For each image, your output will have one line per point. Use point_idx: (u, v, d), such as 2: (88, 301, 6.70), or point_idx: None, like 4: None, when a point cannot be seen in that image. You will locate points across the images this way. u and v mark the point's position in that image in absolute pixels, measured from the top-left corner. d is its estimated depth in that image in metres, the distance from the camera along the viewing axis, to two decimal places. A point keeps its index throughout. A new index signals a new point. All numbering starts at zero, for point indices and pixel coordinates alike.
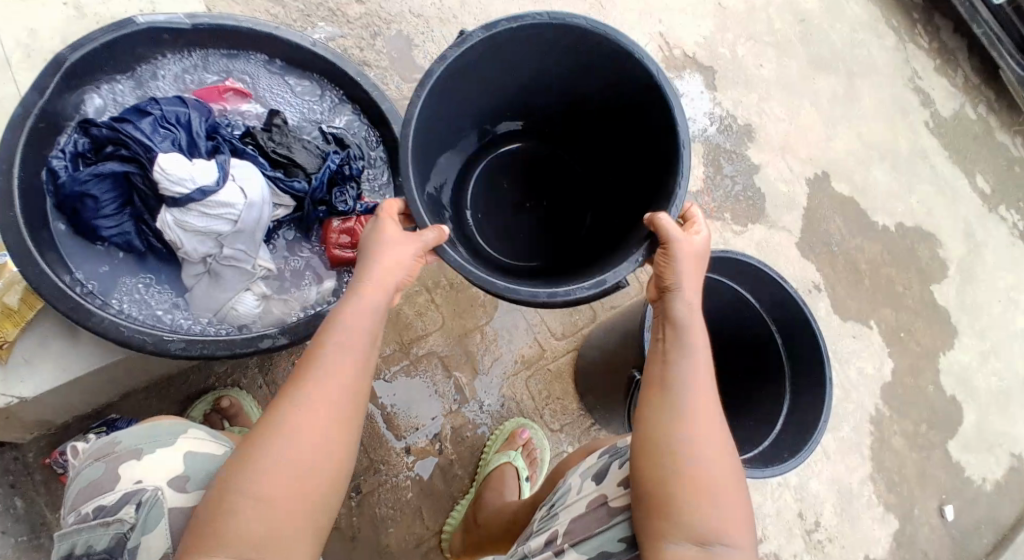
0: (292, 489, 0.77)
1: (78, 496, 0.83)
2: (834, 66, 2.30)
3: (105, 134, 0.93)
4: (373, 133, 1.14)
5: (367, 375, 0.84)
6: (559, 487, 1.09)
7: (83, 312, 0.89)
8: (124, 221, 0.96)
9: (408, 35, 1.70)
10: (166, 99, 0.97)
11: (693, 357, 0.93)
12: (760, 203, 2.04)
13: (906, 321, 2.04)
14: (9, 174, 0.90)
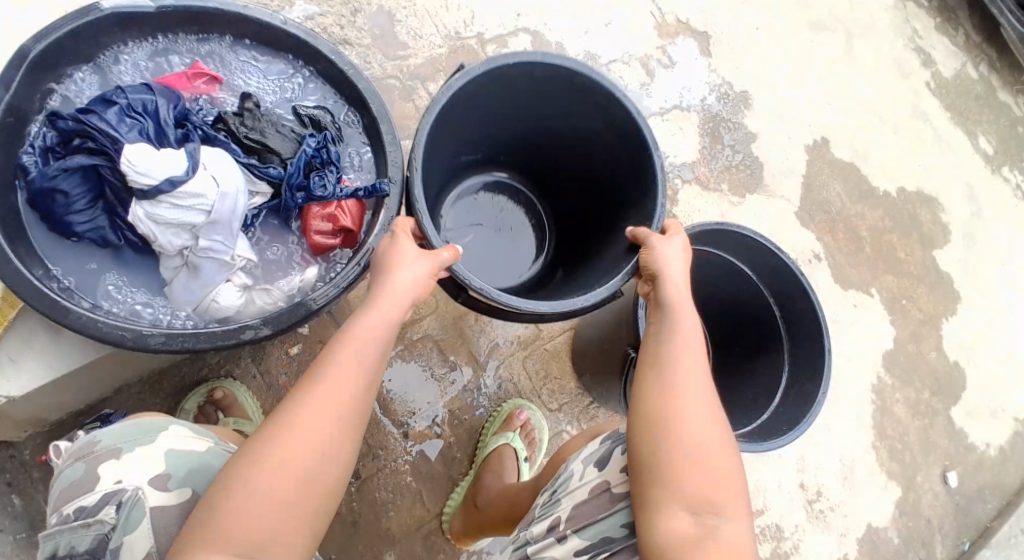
0: (281, 478, 0.77)
1: (60, 498, 0.81)
2: (832, 28, 2.25)
3: (71, 126, 0.90)
4: (350, 112, 1.10)
5: (358, 367, 0.85)
6: (561, 473, 1.07)
7: (60, 309, 0.86)
8: (97, 216, 0.93)
9: (389, 13, 1.81)
10: (132, 87, 0.94)
11: (682, 337, 0.94)
12: (758, 171, 2.00)
13: (908, 287, 2.01)
14: None
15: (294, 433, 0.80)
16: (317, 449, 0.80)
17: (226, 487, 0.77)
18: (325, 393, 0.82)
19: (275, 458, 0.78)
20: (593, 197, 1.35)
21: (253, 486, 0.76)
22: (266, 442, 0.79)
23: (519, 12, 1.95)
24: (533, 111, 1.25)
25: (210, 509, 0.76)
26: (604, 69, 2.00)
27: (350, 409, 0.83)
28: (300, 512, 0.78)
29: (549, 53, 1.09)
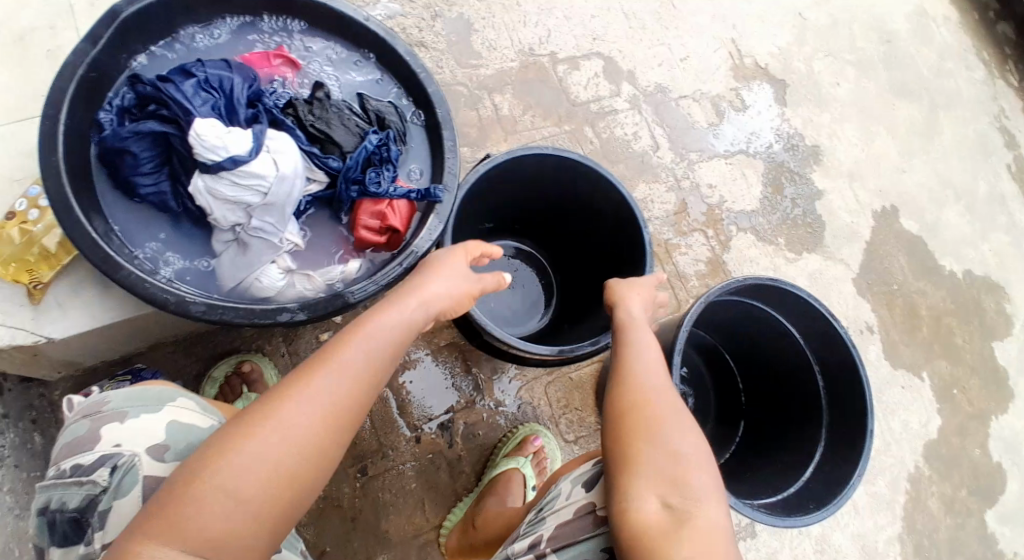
0: (270, 450, 0.73)
1: (61, 451, 0.84)
2: (916, 94, 2.21)
3: (150, 93, 0.92)
4: (418, 116, 1.11)
5: (356, 337, 0.83)
6: (550, 492, 1.09)
7: (111, 265, 0.85)
8: (161, 181, 0.93)
9: (468, 21, 1.84)
10: (212, 62, 0.96)
11: (654, 364, 0.99)
12: (819, 229, 1.94)
13: (960, 376, 1.92)
14: (55, 120, 0.87)
15: (286, 405, 0.76)
16: (312, 422, 0.76)
17: (203, 460, 0.71)
18: (319, 366, 0.80)
19: (265, 428, 0.74)
20: (588, 268, 1.45)
21: (239, 458, 0.71)
22: (254, 415, 0.75)
23: (598, 37, 1.96)
24: (543, 193, 1.37)
25: (185, 486, 0.70)
26: (675, 102, 1.97)
27: (352, 384, 0.80)
28: (287, 486, 0.73)
29: (559, 147, 1.23)
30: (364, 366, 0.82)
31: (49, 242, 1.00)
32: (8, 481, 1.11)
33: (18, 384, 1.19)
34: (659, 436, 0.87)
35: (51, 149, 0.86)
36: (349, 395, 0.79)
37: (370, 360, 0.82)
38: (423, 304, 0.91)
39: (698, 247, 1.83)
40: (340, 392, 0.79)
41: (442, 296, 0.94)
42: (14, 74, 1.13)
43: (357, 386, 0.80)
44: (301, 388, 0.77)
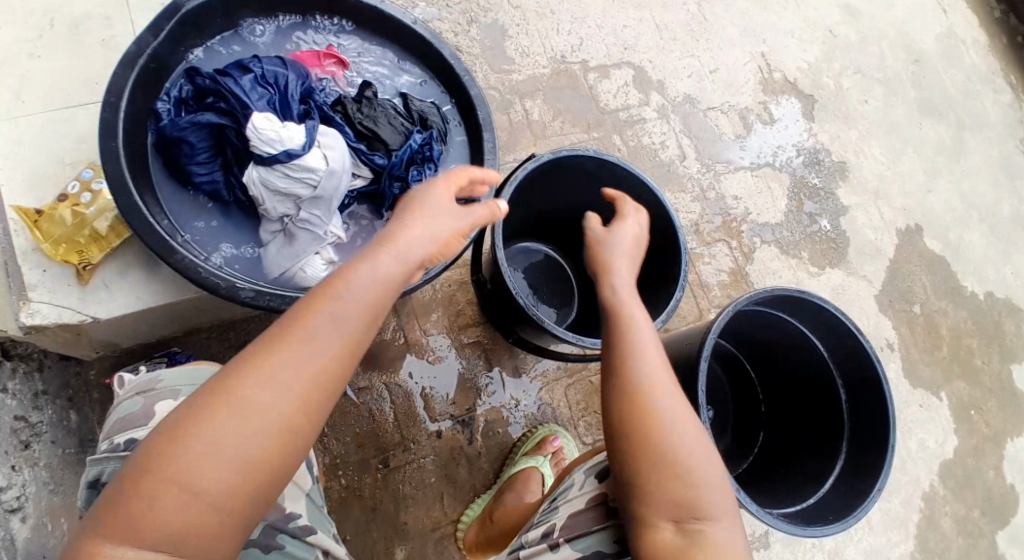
0: (233, 448, 0.69)
1: (114, 427, 0.87)
2: (943, 114, 2.22)
3: (208, 86, 0.96)
4: (458, 119, 1.16)
5: (322, 312, 0.76)
6: (565, 482, 1.11)
7: (166, 247, 0.88)
8: (215, 171, 0.97)
9: (503, 26, 1.86)
10: (268, 58, 0.99)
11: (653, 351, 0.96)
12: (844, 245, 1.95)
13: (978, 398, 1.92)
14: (116, 107, 0.91)
15: (245, 398, 0.71)
16: (278, 415, 0.72)
17: (154, 456, 0.68)
18: (279, 347, 0.73)
19: (223, 424, 0.69)
20: None
21: (196, 457, 0.68)
22: (207, 407, 0.70)
23: (629, 46, 1.98)
24: (576, 196, 1.40)
25: (137, 486, 0.67)
26: (702, 114, 1.99)
27: (322, 368, 0.75)
28: (260, 481, 0.71)
29: (600, 151, 1.26)
30: (334, 345, 0.75)
31: (101, 225, 1.02)
32: (45, 457, 1.07)
33: (57, 362, 1.19)
34: (659, 438, 0.87)
35: (111, 135, 0.89)
36: (320, 381, 0.74)
37: (342, 337, 0.76)
38: (402, 264, 0.84)
39: (721, 257, 1.84)
40: (310, 379, 0.74)
41: (423, 253, 0.87)
42: (69, 61, 1.16)
43: (328, 367, 0.75)
44: (261, 376, 0.72)
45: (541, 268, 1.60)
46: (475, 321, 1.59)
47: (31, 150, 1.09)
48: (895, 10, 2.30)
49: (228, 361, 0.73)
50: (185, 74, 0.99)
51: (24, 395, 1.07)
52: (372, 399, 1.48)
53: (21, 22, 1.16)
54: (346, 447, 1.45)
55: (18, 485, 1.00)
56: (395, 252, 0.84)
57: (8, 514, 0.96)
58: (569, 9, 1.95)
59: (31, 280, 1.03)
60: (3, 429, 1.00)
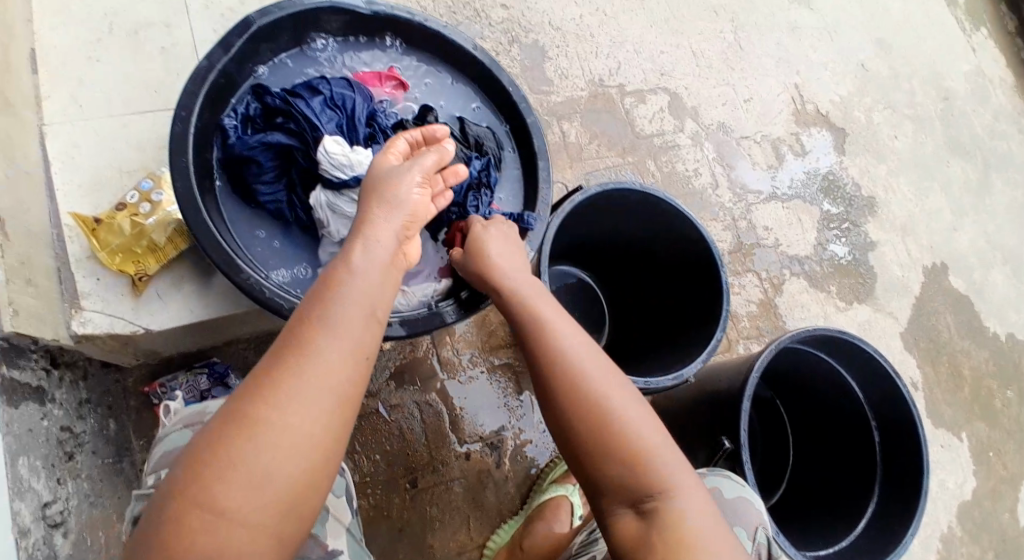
0: (257, 477, 0.68)
1: (162, 460, 0.90)
2: (970, 153, 2.22)
3: (278, 106, 0.98)
4: (512, 144, 1.18)
5: (324, 326, 0.75)
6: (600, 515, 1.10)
7: (234, 267, 0.89)
8: (280, 190, 0.98)
9: (543, 48, 1.87)
10: (336, 80, 1.02)
11: (576, 342, 0.89)
12: (871, 281, 1.95)
13: (996, 439, 1.92)
14: (187, 121, 0.92)
15: (263, 423, 0.69)
16: (296, 437, 0.70)
17: (182, 491, 0.67)
18: (283, 368, 0.72)
19: (244, 454, 0.68)
20: (650, 302, 1.48)
21: (222, 488, 0.67)
22: (225, 437, 0.69)
23: (665, 72, 1.98)
24: (615, 228, 1.39)
25: (170, 526, 0.65)
26: (736, 143, 1.98)
27: (334, 383, 0.73)
28: (280, 509, 0.69)
29: (646, 185, 1.26)
30: (341, 362, 0.74)
31: (160, 235, 1.03)
32: (86, 468, 1.08)
33: (99, 370, 1.20)
34: (601, 427, 0.81)
35: (182, 150, 0.91)
36: (336, 397, 0.73)
37: (348, 348, 0.75)
38: (387, 267, 0.84)
39: (751, 288, 1.84)
40: (324, 397, 0.72)
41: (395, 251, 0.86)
42: (128, 68, 1.16)
43: (340, 381, 0.74)
44: (275, 401, 0.70)
45: (575, 294, 1.53)
46: (506, 342, 1.59)
47: (89, 156, 1.09)
48: (928, 45, 2.30)
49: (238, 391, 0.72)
50: (253, 92, 1.01)
51: (70, 405, 1.07)
52: (404, 417, 1.48)
53: (82, 26, 1.16)
54: (376, 464, 1.44)
55: (63, 498, 0.99)
56: (377, 254, 0.84)
57: (53, 529, 0.95)
58: (609, 32, 1.95)
59: (83, 288, 1.03)
60: (51, 440, 1.00)
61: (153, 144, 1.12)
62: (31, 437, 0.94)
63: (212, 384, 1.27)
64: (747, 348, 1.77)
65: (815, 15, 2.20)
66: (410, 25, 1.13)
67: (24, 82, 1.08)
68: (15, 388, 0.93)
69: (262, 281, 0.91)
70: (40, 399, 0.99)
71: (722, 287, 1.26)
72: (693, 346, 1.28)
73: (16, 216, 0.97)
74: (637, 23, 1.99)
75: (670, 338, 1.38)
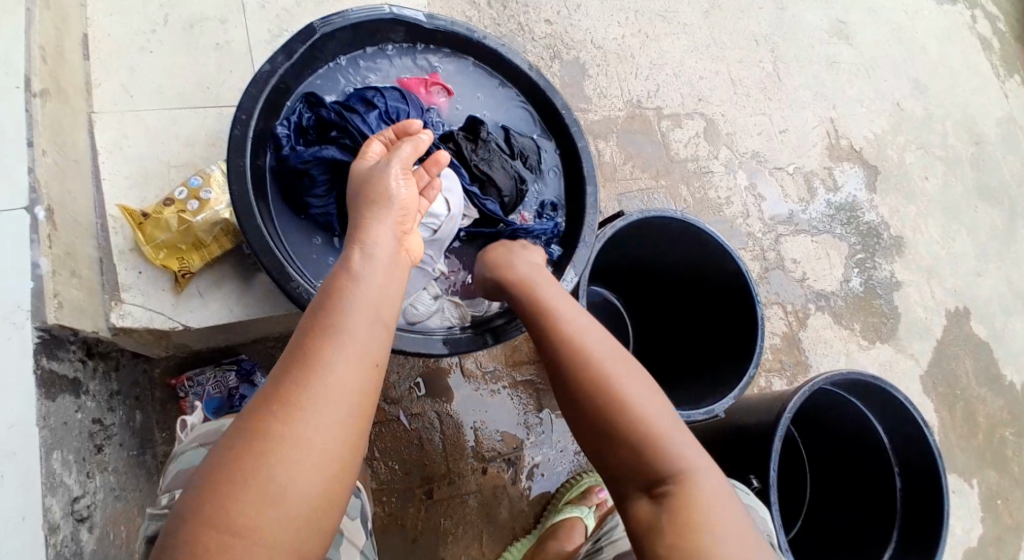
0: (275, 493, 0.61)
1: (176, 479, 0.89)
2: (1000, 201, 2.12)
3: (332, 120, 1.02)
4: (555, 157, 1.21)
5: (334, 328, 0.70)
6: (608, 522, 1.13)
7: (285, 274, 0.91)
8: (330, 202, 1.00)
9: (584, 65, 1.82)
10: (391, 95, 1.07)
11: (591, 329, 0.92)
12: (894, 321, 1.91)
13: (1005, 487, 1.86)
14: (248, 124, 0.95)
15: (280, 437, 0.63)
16: (315, 447, 0.64)
17: (194, 514, 0.60)
18: (295, 378, 0.66)
19: (263, 471, 0.62)
20: (679, 329, 1.47)
21: (240, 508, 0.60)
22: (240, 453, 0.63)
23: (703, 97, 1.92)
24: (652, 253, 1.38)
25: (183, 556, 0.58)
26: (768, 174, 1.93)
27: (352, 389, 0.68)
28: (302, 528, 0.63)
29: (689, 215, 1.25)
30: (353, 370, 0.68)
31: (208, 233, 1.02)
32: (113, 460, 1.07)
33: (131, 360, 1.19)
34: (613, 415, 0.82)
35: (240, 153, 0.93)
36: (352, 404, 0.67)
37: (364, 350, 0.70)
38: (390, 266, 0.79)
39: (775, 320, 1.82)
40: (343, 405, 0.67)
41: (396, 249, 0.81)
42: (181, 61, 1.15)
43: (357, 387, 0.68)
44: (290, 411, 0.64)
45: (601, 314, 1.52)
46: (527, 358, 1.55)
47: (138, 147, 1.09)
48: (966, 88, 2.20)
49: (251, 403, 0.66)
50: (307, 101, 1.04)
51: (102, 396, 1.07)
52: (423, 425, 1.44)
53: (137, 15, 1.15)
54: (392, 472, 1.40)
55: (91, 492, 0.98)
56: (378, 256, 0.78)
57: (79, 524, 0.93)
58: (649, 54, 1.89)
59: (125, 281, 1.03)
60: (83, 433, 0.99)
61: (203, 141, 1.12)
62: (66, 430, 0.93)
63: (240, 381, 1.26)
64: (768, 381, 1.74)
65: (853, 50, 2.11)
66: (467, 41, 1.16)
67: (77, 69, 1.07)
68: (53, 380, 0.92)
69: (310, 291, 0.93)
70: (76, 391, 0.98)
71: (759, 323, 1.26)
72: (729, 380, 1.27)
73: (65, 206, 0.96)
74: (678, 47, 1.93)
75: (700, 369, 1.38)
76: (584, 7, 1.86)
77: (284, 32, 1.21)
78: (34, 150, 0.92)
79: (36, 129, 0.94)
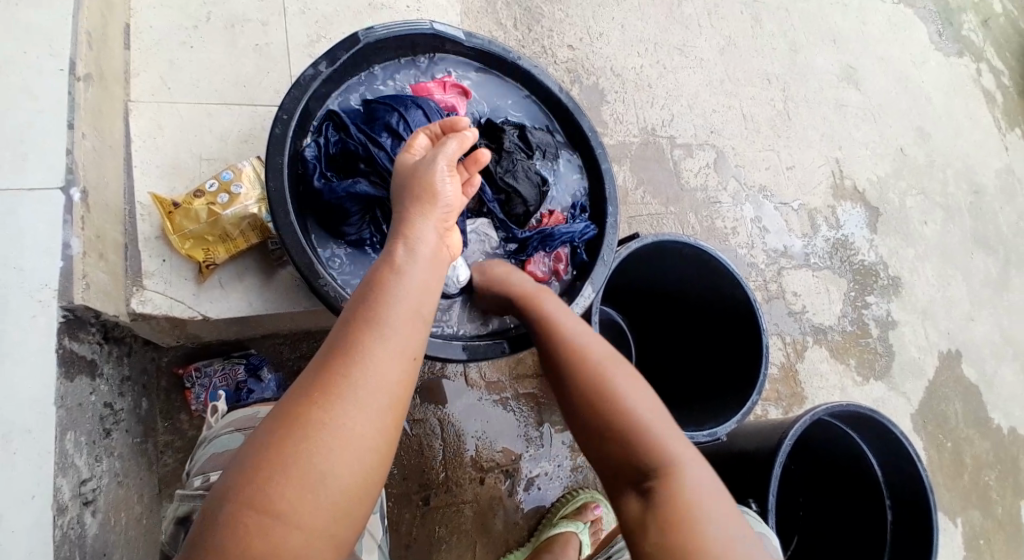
0: (315, 481, 0.64)
1: (208, 464, 0.93)
2: (995, 248, 2.16)
3: (359, 152, 1.08)
4: (571, 149, 1.26)
5: (376, 323, 0.72)
6: (614, 541, 1.14)
7: (314, 271, 0.96)
8: (364, 228, 1.09)
9: (602, 91, 1.85)
10: (415, 122, 1.10)
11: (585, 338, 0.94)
12: (887, 358, 1.94)
13: (989, 529, 1.88)
14: (288, 123, 1.01)
15: (322, 427, 0.66)
16: (354, 437, 0.67)
17: (239, 494, 0.63)
18: (334, 371, 0.69)
19: (305, 459, 0.64)
20: (685, 353, 1.50)
21: (282, 492, 0.63)
22: (282, 443, 0.65)
23: (715, 130, 1.96)
24: (663, 277, 1.41)
25: (226, 537, 0.62)
26: (773, 209, 1.96)
27: (390, 384, 0.70)
28: (336, 516, 0.65)
29: (700, 241, 1.29)
30: (391, 365, 0.71)
31: (239, 226, 1.05)
32: (120, 446, 1.08)
33: (141, 347, 1.19)
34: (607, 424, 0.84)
35: (278, 152, 0.99)
36: (389, 397, 0.70)
37: (403, 346, 0.72)
38: (433, 263, 0.81)
39: (772, 350, 1.85)
40: (380, 399, 0.69)
41: (439, 246, 0.83)
42: (219, 57, 1.18)
43: (392, 382, 0.71)
44: (332, 401, 0.67)
45: (608, 334, 1.54)
46: (534, 371, 1.56)
47: (170, 139, 1.11)
48: (965, 141, 2.24)
49: (293, 390, 0.69)
50: (334, 126, 1.09)
51: (114, 381, 1.07)
52: (425, 431, 1.44)
53: (180, 10, 1.18)
54: (390, 475, 1.40)
55: (97, 476, 0.97)
56: (422, 252, 0.81)
57: (85, 507, 0.92)
58: (665, 84, 1.93)
59: (149, 268, 1.05)
60: (95, 415, 0.99)
61: (234, 137, 1.15)
62: (81, 411, 0.94)
63: (248, 375, 1.27)
64: (764, 409, 1.76)
65: (862, 95, 2.17)
66: (503, 60, 1.22)
67: (117, 57, 1.10)
68: (74, 360, 0.92)
69: (337, 288, 0.98)
70: (92, 373, 0.98)
71: (763, 353, 1.29)
72: (732, 406, 1.29)
73: (98, 190, 0.98)
74: (694, 80, 1.97)
75: (703, 394, 1.41)
76: (607, 35, 1.90)
77: (321, 38, 1.25)
78: (74, 132, 0.94)
79: (78, 113, 0.95)
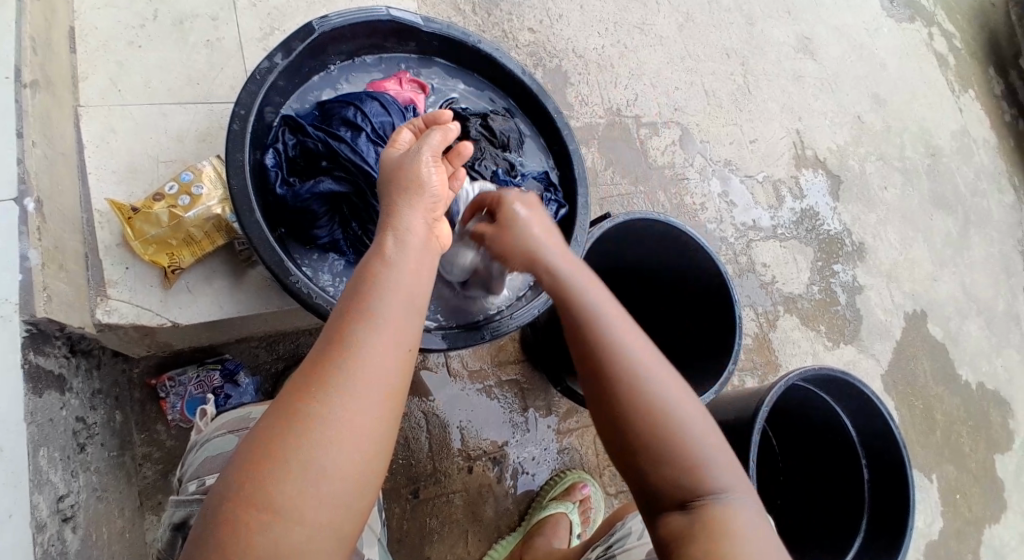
0: (315, 473, 0.64)
1: (204, 468, 0.92)
2: (953, 209, 2.22)
3: (320, 150, 1.06)
4: (536, 136, 1.27)
5: (367, 313, 0.72)
6: (616, 529, 1.11)
7: (284, 269, 0.94)
8: (335, 229, 1.09)
9: (566, 73, 1.85)
10: (372, 112, 1.10)
11: (620, 321, 0.87)
12: (856, 323, 1.98)
13: (963, 481, 1.94)
14: (246, 120, 1.00)
15: (318, 420, 0.66)
16: (349, 432, 0.67)
17: (237, 492, 0.63)
18: (328, 364, 0.69)
19: (303, 452, 0.65)
20: (661, 328, 1.52)
21: (283, 489, 0.63)
22: (278, 436, 0.65)
23: (679, 107, 1.97)
24: (636, 253, 1.42)
25: (225, 531, 0.62)
26: (739, 182, 1.99)
27: (381, 378, 0.70)
28: (339, 507, 0.66)
29: (669, 216, 1.29)
30: (385, 357, 0.71)
31: (203, 227, 1.03)
32: (96, 461, 1.05)
33: (110, 358, 1.16)
34: (649, 429, 0.79)
35: (239, 150, 0.97)
36: (384, 385, 0.70)
37: (393, 337, 0.72)
38: (421, 252, 0.81)
39: (745, 321, 1.88)
40: (375, 388, 0.69)
41: (428, 235, 0.83)
42: (171, 56, 1.15)
43: (386, 376, 0.71)
44: (330, 395, 0.67)
45: None
46: (516, 357, 1.56)
47: (125, 141, 1.08)
48: (920, 105, 2.30)
49: (289, 384, 0.69)
50: (291, 131, 1.07)
51: (84, 394, 1.04)
52: (410, 424, 1.43)
53: (126, 10, 1.15)
54: None
55: (74, 491, 0.95)
56: (411, 242, 0.80)
57: (64, 524, 0.90)
58: (628, 65, 1.94)
59: (112, 276, 1.02)
60: (67, 430, 0.97)
61: (193, 136, 1.12)
62: (52, 427, 0.91)
63: (225, 380, 1.24)
64: (741, 380, 1.80)
65: (819, 66, 2.20)
66: (463, 44, 1.21)
67: (64, 60, 1.06)
68: (40, 375, 0.89)
69: (309, 285, 0.97)
70: (60, 388, 0.96)
71: (737, 323, 1.30)
72: (710, 377, 1.31)
73: (53, 199, 0.95)
74: (655, 58, 1.98)
75: (680, 366, 1.43)
76: (567, 17, 1.90)
77: (276, 30, 1.23)
78: (24, 141, 0.91)
79: (26, 121, 0.93)
